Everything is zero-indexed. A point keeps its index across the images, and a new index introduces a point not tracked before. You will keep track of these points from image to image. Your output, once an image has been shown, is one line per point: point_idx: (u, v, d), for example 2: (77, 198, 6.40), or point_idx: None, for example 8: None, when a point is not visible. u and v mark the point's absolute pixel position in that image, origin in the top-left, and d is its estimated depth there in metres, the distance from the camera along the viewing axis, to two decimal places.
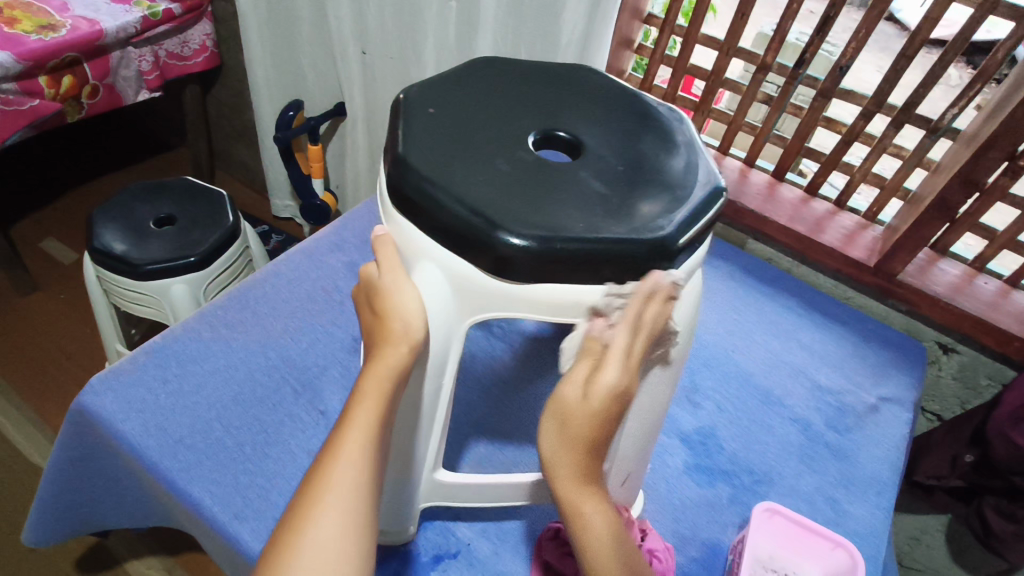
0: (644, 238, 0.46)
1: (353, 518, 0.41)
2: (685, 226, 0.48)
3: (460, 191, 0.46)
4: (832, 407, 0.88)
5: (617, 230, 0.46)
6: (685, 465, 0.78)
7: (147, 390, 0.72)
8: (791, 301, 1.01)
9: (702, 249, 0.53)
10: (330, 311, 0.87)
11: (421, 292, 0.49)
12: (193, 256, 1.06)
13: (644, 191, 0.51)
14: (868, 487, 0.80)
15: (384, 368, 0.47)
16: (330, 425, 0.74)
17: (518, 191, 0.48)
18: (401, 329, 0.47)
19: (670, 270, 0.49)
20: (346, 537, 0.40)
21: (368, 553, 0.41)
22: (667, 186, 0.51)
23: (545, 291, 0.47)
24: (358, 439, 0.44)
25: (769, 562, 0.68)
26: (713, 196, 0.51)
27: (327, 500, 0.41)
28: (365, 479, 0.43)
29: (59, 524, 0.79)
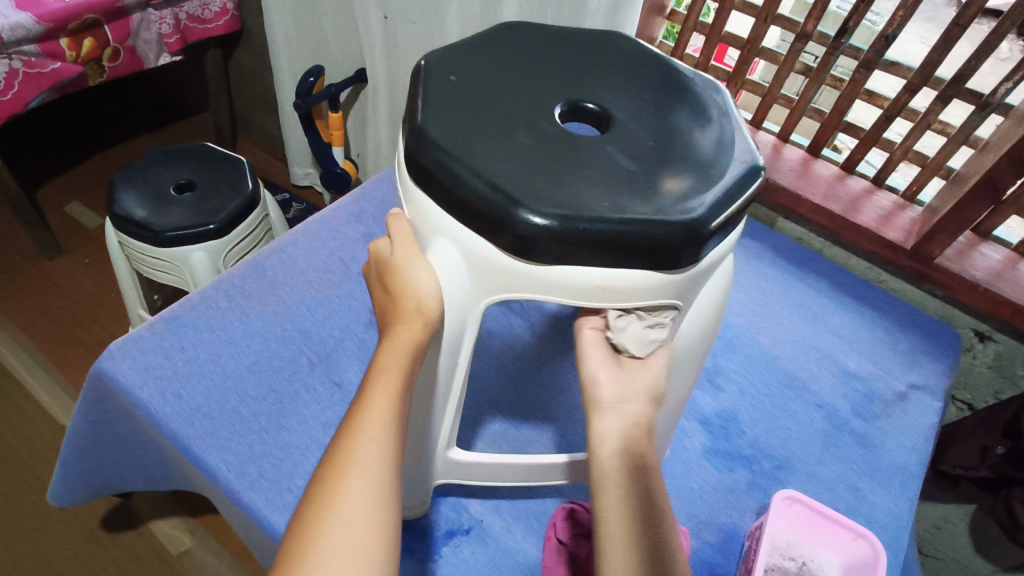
0: (671, 219, 0.43)
1: (379, 491, 0.40)
2: (717, 207, 0.45)
3: (479, 165, 0.44)
4: (859, 393, 0.85)
5: (644, 210, 0.44)
6: (703, 448, 0.77)
7: (166, 357, 0.72)
8: (821, 283, 0.97)
9: (734, 232, 0.51)
10: (347, 282, 0.86)
11: (432, 271, 0.47)
12: (213, 224, 1.06)
13: (673, 168, 0.48)
14: (893, 477, 0.77)
15: (400, 344, 0.46)
16: (345, 397, 0.74)
17: (541, 167, 0.45)
18: (417, 307, 0.47)
19: (699, 256, 0.46)
20: (376, 509, 0.39)
21: (395, 526, 0.40)
22: (699, 164, 0.49)
23: (563, 271, 0.45)
24: (381, 412, 0.43)
25: (787, 550, 0.67)
26: (748, 175, 0.48)
27: (352, 478, 0.40)
28: (387, 452, 0.42)
29: (81, 484, 0.80)
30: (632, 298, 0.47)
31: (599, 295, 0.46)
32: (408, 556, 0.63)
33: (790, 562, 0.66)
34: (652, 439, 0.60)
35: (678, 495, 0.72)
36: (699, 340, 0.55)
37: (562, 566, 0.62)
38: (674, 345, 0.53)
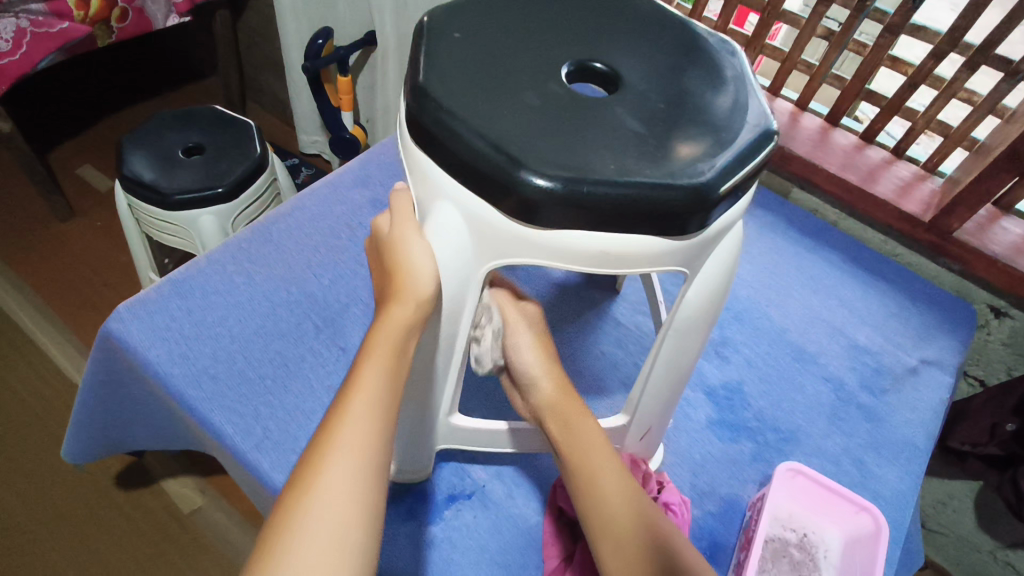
0: (679, 184, 0.42)
1: (361, 475, 0.39)
2: (727, 172, 0.44)
3: (482, 126, 0.43)
4: (868, 367, 0.84)
5: (651, 173, 0.43)
6: (708, 420, 0.76)
7: (172, 319, 0.73)
8: (835, 256, 0.96)
9: (745, 199, 0.49)
10: (353, 248, 0.85)
11: (435, 237, 0.47)
12: (221, 187, 1.05)
13: (682, 131, 0.47)
14: (899, 452, 0.77)
15: (392, 324, 0.45)
16: (351, 361, 0.74)
17: (546, 128, 0.44)
18: (412, 283, 0.46)
19: (707, 222, 0.45)
20: (357, 491, 0.38)
21: (374, 512, 0.39)
22: (711, 127, 0.47)
23: (567, 237, 0.44)
24: (371, 388, 0.42)
25: (788, 521, 0.67)
26: (762, 139, 0.47)
27: (334, 459, 0.39)
28: (376, 432, 0.41)
29: (93, 442, 0.81)
30: (635, 266, 0.46)
31: (602, 262, 0.45)
32: (409, 518, 0.64)
33: (791, 533, 0.67)
34: (656, 409, 0.60)
35: (680, 465, 0.72)
36: (708, 311, 0.52)
37: (561, 536, 0.63)
38: (681, 315, 0.51)
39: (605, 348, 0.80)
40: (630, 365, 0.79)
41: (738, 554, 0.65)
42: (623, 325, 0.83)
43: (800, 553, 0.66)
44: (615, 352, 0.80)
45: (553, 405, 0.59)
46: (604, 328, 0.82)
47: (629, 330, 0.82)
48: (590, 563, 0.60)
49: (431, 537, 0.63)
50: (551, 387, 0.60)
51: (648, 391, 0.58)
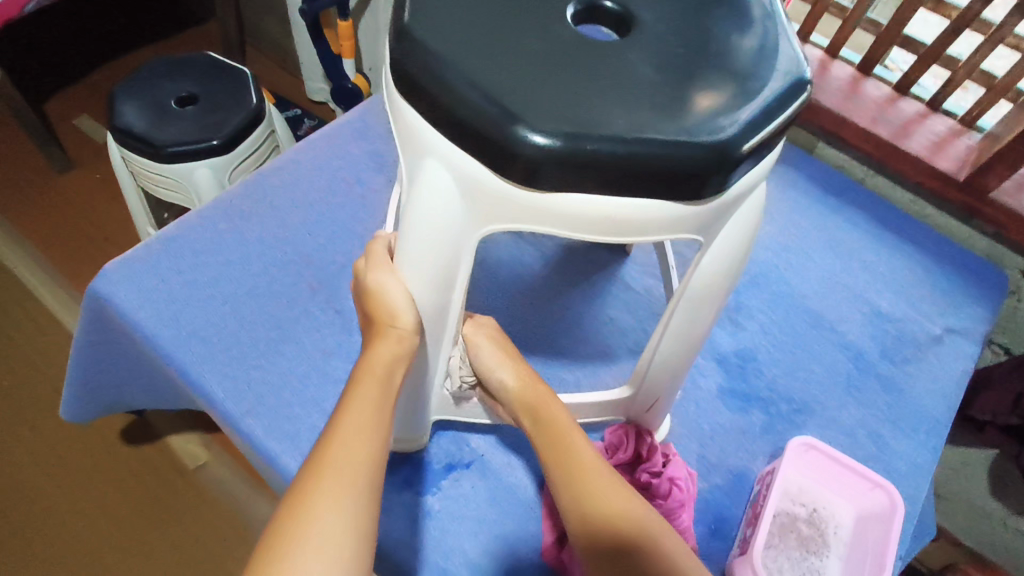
0: (695, 141, 0.38)
1: (360, 491, 0.40)
2: (751, 127, 0.39)
3: (474, 73, 0.38)
4: (890, 335, 0.80)
5: (664, 129, 0.38)
6: (718, 389, 0.73)
7: (162, 279, 0.70)
8: (860, 216, 0.90)
9: (771, 156, 0.44)
10: (350, 205, 0.81)
11: (416, 205, 0.42)
12: (216, 139, 1.01)
13: (701, 80, 0.41)
14: (918, 424, 0.74)
15: (373, 359, 0.47)
16: (346, 325, 0.71)
17: (546, 76, 0.39)
18: (393, 324, 0.48)
19: (727, 184, 0.40)
20: (357, 504, 0.39)
21: (375, 524, 0.40)
22: (734, 74, 0.42)
23: (571, 201, 0.40)
24: (357, 427, 0.43)
25: (797, 495, 0.65)
26: (791, 89, 0.42)
27: (333, 475, 0.40)
28: (372, 458, 0.42)
29: (91, 401, 0.80)
30: (648, 233, 0.42)
31: (610, 228, 0.41)
32: (406, 488, 0.62)
33: (800, 508, 0.64)
34: (665, 380, 0.56)
35: (688, 436, 0.69)
36: (724, 281, 0.47)
37: (560, 508, 0.61)
38: (694, 284, 0.47)
39: (612, 313, 0.76)
40: (638, 331, 0.76)
41: (744, 530, 0.62)
42: (632, 289, 0.79)
43: (808, 529, 0.63)
44: (624, 317, 0.76)
45: (582, 501, 0.48)
46: (613, 292, 0.78)
47: (639, 295, 0.78)
48: None
49: (427, 507, 0.61)
50: (517, 376, 0.55)
51: (656, 363, 0.55)
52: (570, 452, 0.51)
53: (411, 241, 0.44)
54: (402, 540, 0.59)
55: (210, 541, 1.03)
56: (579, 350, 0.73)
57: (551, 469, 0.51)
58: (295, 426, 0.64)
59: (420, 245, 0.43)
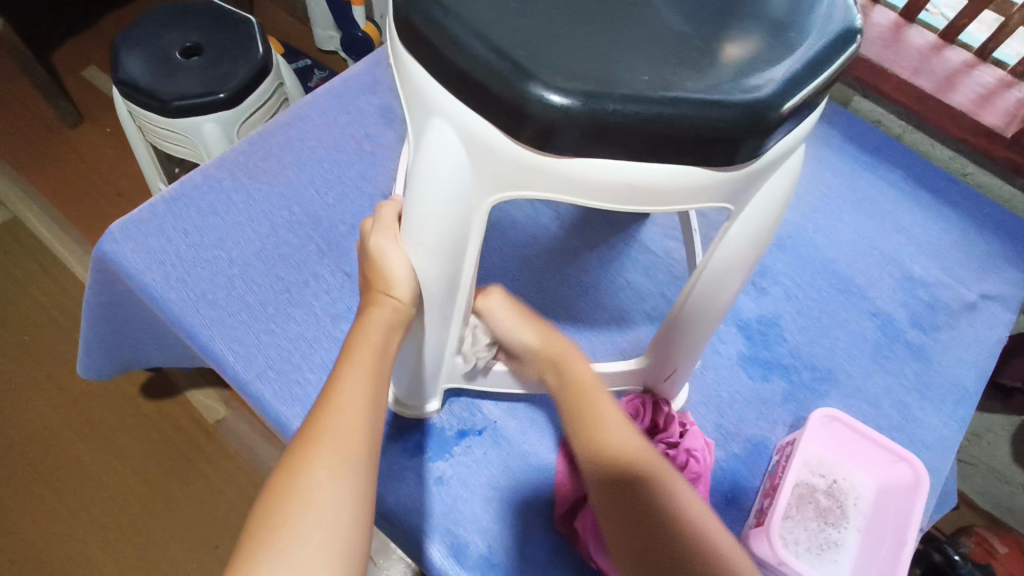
0: (728, 101, 0.34)
1: (350, 467, 0.40)
2: (791, 85, 0.35)
3: (483, 24, 0.35)
4: (921, 301, 0.76)
5: (694, 88, 0.34)
6: (738, 356, 0.71)
7: (168, 241, 0.68)
8: (895, 174, 0.85)
9: (811, 117, 0.40)
10: (359, 162, 0.78)
11: (417, 169, 0.39)
12: (223, 92, 0.95)
13: (734, 31, 0.38)
14: (946, 395, 0.71)
15: (371, 325, 0.46)
16: (356, 288, 0.70)
17: (564, 26, 0.36)
18: (388, 292, 0.46)
19: (762, 149, 0.37)
20: (348, 481, 0.39)
21: (366, 502, 0.40)
22: (770, 26, 0.38)
23: (589, 166, 0.36)
24: (355, 385, 0.43)
25: (818, 466, 0.63)
26: (837, 42, 0.38)
27: (322, 450, 0.40)
28: (364, 433, 0.42)
29: (106, 361, 0.79)
30: (669, 202, 0.39)
31: (631, 197, 0.38)
32: (416, 453, 0.62)
33: (819, 479, 0.63)
34: (683, 350, 0.54)
35: (706, 404, 0.68)
36: (754, 251, 0.44)
37: (575, 475, 0.60)
38: (719, 254, 0.44)
39: (630, 277, 0.74)
40: (657, 296, 0.73)
41: (761, 500, 0.61)
42: (651, 251, 0.76)
43: (828, 500, 0.62)
44: (641, 281, 0.74)
45: (607, 452, 0.49)
46: (631, 254, 0.75)
47: (657, 258, 0.75)
48: None
49: (438, 473, 0.61)
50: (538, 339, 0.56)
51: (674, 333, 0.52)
52: (591, 409, 0.51)
53: (412, 210, 0.41)
54: (413, 505, 0.59)
55: (230, 494, 1.05)
56: (595, 316, 0.71)
57: (571, 424, 0.51)
58: (305, 390, 0.63)
59: (421, 214, 0.41)
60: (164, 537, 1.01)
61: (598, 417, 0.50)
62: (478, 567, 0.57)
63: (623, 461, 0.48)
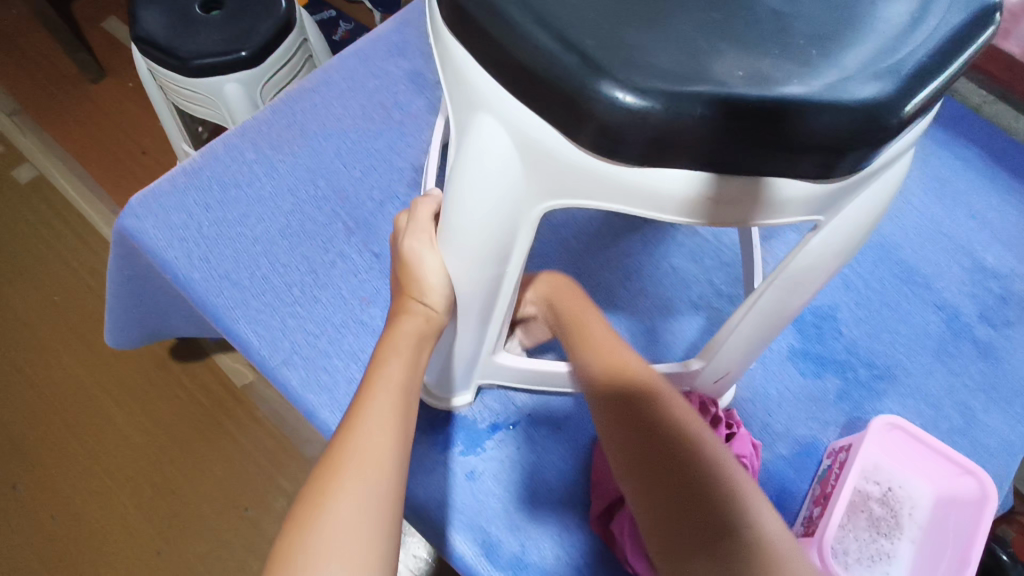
0: (843, 103, 0.30)
1: (376, 492, 0.37)
2: (906, 86, 0.31)
3: (549, 10, 0.31)
4: (992, 294, 0.70)
5: (799, 87, 0.30)
6: (789, 349, 0.66)
7: (189, 215, 0.65)
8: (972, 151, 0.78)
9: (925, 119, 0.36)
10: (388, 132, 0.74)
11: (462, 172, 0.36)
12: (246, 50, 0.88)
13: (838, 20, 0.33)
14: (1014, 397, 0.66)
15: (403, 335, 0.45)
16: (384, 268, 0.66)
17: (640, 15, 0.31)
18: (422, 300, 0.44)
19: (863, 162, 0.32)
20: (374, 506, 0.36)
21: (393, 530, 0.36)
22: (877, 17, 0.33)
23: (662, 177, 0.33)
24: (383, 404, 0.40)
25: (872, 473, 0.59)
26: (962, 34, 0.33)
27: (346, 474, 0.37)
28: (392, 455, 0.39)
29: (132, 335, 0.76)
30: (738, 216, 0.35)
31: (708, 212, 0.34)
32: (446, 446, 0.59)
33: (874, 487, 0.59)
34: (737, 357, 0.50)
35: (754, 403, 0.63)
36: (834, 262, 0.40)
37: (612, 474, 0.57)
38: (795, 265, 0.40)
39: (675, 261, 0.69)
40: (704, 283, 0.68)
41: (810, 508, 0.57)
42: (699, 235, 0.70)
43: (882, 509, 0.58)
44: (687, 267, 0.69)
45: (607, 371, 0.50)
46: (677, 237, 0.70)
47: (705, 242, 0.70)
48: None
49: (469, 468, 0.58)
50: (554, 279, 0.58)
51: (731, 342, 0.49)
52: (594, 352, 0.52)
53: (453, 215, 0.38)
54: (441, 500, 0.57)
55: (259, 459, 1.05)
56: (635, 305, 0.66)
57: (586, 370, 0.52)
58: (333, 377, 0.60)
59: (465, 219, 0.38)
60: (196, 498, 1.01)
61: (594, 340, 0.53)
62: (510, 567, 0.54)
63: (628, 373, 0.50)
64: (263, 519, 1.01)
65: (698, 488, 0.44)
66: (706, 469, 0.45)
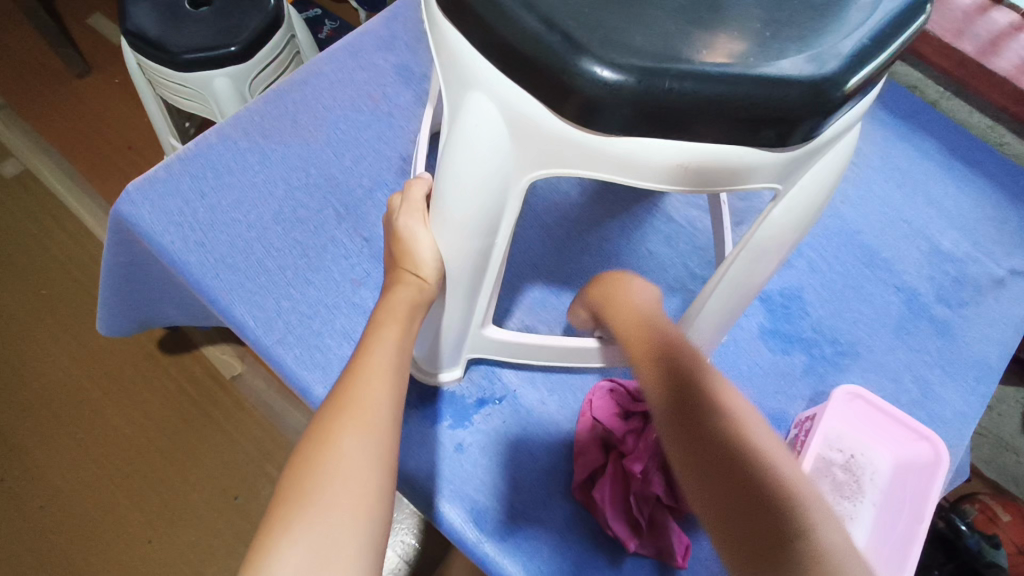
0: (796, 79, 0.34)
1: (373, 439, 0.40)
2: (852, 65, 0.35)
3: None
4: (948, 276, 0.75)
5: (757, 66, 0.34)
6: (760, 328, 0.70)
7: (185, 202, 0.67)
8: (929, 142, 0.83)
9: (868, 98, 0.41)
10: (377, 123, 0.76)
11: (455, 144, 0.39)
12: (235, 45, 0.89)
13: (793, 7, 0.37)
14: (968, 371, 0.70)
15: (397, 304, 0.47)
16: (375, 253, 0.69)
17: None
18: (415, 272, 0.47)
19: (816, 132, 0.37)
20: (371, 452, 0.39)
21: (389, 473, 0.40)
22: (827, 6, 0.38)
23: (640, 146, 0.36)
24: (379, 363, 0.43)
25: (835, 441, 0.62)
26: (902, 18, 0.37)
27: (346, 421, 0.40)
28: (387, 406, 0.42)
29: (124, 321, 0.78)
30: (708, 184, 0.38)
31: (680, 180, 0.38)
32: (434, 419, 0.62)
33: (836, 454, 0.61)
34: (710, 328, 0.54)
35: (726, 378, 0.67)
36: (794, 231, 0.44)
37: (593, 445, 0.61)
38: (761, 234, 0.44)
39: (652, 246, 0.72)
40: (679, 266, 0.72)
41: None
42: (674, 220, 0.74)
43: (844, 475, 0.60)
44: (664, 251, 0.72)
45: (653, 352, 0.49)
46: (654, 223, 0.74)
47: (681, 227, 0.74)
48: (622, 477, 0.58)
49: (457, 441, 0.61)
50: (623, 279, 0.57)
51: (705, 313, 0.52)
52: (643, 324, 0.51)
53: (445, 185, 0.41)
54: (430, 470, 0.59)
55: (248, 448, 1.07)
56: None
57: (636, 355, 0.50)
58: (326, 356, 0.63)
59: (457, 190, 0.40)
60: (187, 487, 1.03)
61: (646, 318, 0.52)
62: (497, 532, 0.57)
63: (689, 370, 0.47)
64: (252, 506, 1.03)
65: (774, 503, 0.40)
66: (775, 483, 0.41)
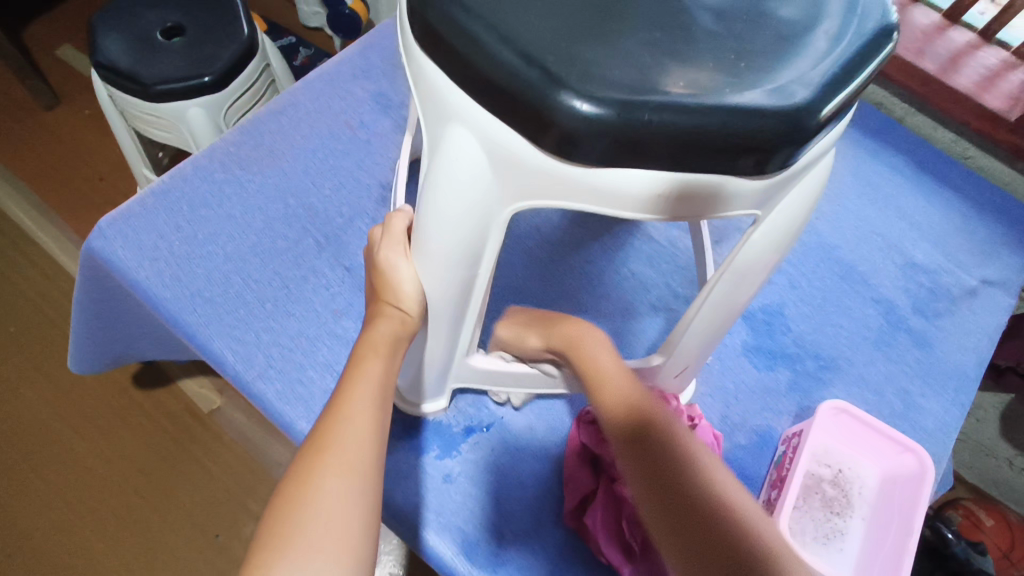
0: (769, 109, 0.35)
1: (358, 475, 0.39)
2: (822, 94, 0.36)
3: (509, 30, 0.35)
4: (923, 288, 0.77)
5: (731, 96, 0.35)
6: (744, 345, 0.70)
7: (160, 236, 0.66)
8: (897, 157, 0.85)
9: (840, 124, 0.42)
10: (355, 151, 0.76)
11: (435, 176, 0.39)
12: (209, 76, 0.87)
13: (763, 36, 0.38)
14: (947, 381, 0.71)
15: (379, 338, 0.47)
16: (356, 282, 0.68)
17: (593, 34, 0.36)
18: (397, 305, 0.47)
19: (792, 159, 0.37)
20: (355, 489, 0.38)
21: (374, 510, 0.38)
22: (796, 35, 0.39)
23: (621, 176, 0.36)
24: (363, 397, 0.43)
25: (823, 457, 0.63)
26: (867, 47, 0.38)
27: (329, 458, 0.39)
28: (372, 441, 0.41)
29: (97, 358, 0.76)
30: (689, 211, 0.39)
31: (662, 208, 0.38)
32: (421, 450, 0.61)
33: (825, 469, 0.63)
34: (694, 350, 0.54)
35: (713, 397, 0.67)
36: (774, 254, 0.45)
37: (583, 470, 0.59)
38: (742, 257, 0.44)
39: (634, 267, 0.73)
40: (661, 286, 0.72)
41: (768, 491, 0.61)
42: (655, 241, 0.75)
43: (833, 490, 0.62)
44: (645, 271, 0.73)
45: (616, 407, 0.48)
46: (634, 244, 0.74)
47: (662, 246, 0.74)
48: (615, 503, 0.56)
49: (445, 471, 0.60)
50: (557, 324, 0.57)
51: (689, 336, 0.52)
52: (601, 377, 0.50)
53: (426, 218, 0.40)
54: (417, 503, 0.58)
55: (228, 483, 1.04)
56: (599, 308, 0.70)
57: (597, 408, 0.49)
58: (309, 389, 0.62)
59: (439, 223, 0.40)
60: (164, 528, 0.99)
61: (600, 367, 0.51)
62: (488, 564, 0.56)
63: (656, 416, 0.47)
64: (234, 544, 0.99)
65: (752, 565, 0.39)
66: (741, 528, 0.41)
